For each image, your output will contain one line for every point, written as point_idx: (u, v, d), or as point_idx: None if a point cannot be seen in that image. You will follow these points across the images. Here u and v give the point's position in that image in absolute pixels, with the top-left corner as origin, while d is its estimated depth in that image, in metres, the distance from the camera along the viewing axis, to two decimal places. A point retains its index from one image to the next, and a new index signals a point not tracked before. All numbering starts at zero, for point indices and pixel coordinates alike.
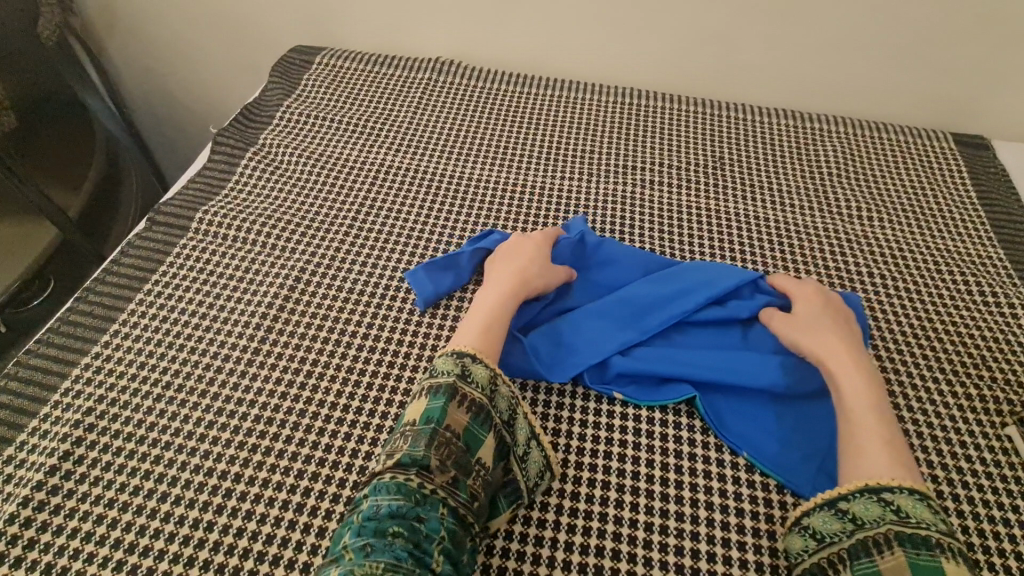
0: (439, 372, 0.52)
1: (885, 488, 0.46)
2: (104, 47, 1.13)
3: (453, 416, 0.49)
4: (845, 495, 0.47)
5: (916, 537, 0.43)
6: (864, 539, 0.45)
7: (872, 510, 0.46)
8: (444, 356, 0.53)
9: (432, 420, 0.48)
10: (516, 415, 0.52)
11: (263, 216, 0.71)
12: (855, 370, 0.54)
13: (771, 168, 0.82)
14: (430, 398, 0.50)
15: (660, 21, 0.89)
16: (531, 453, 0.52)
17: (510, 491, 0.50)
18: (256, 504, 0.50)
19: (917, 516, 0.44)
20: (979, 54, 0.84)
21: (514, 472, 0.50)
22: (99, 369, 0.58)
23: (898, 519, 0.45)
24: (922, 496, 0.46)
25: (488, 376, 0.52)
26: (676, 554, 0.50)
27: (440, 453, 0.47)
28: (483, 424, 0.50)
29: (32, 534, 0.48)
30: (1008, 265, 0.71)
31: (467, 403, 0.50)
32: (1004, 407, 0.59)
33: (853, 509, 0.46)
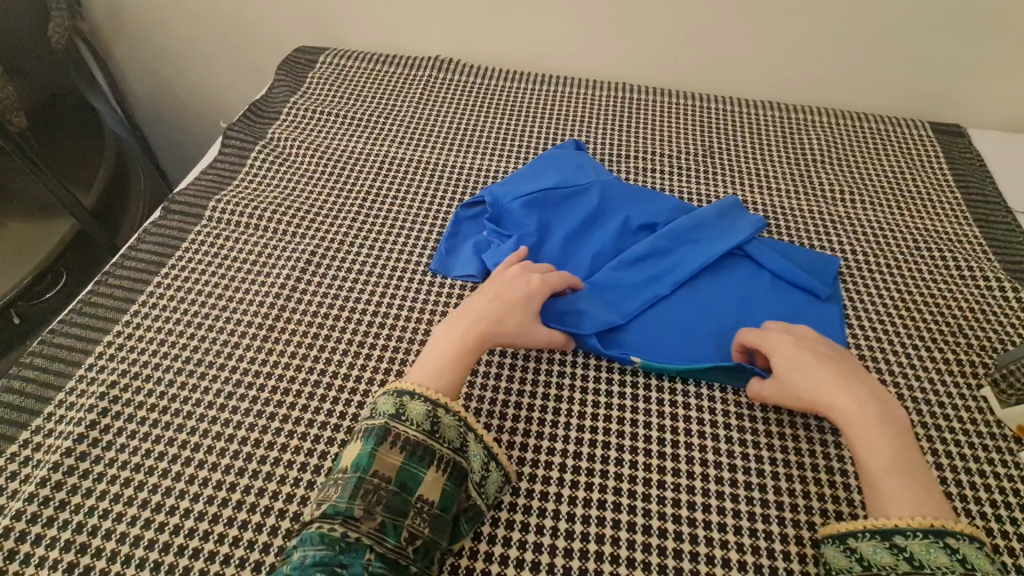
0: (379, 414, 0.51)
1: (950, 532, 0.45)
2: (110, 51, 1.16)
3: (382, 460, 0.49)
4: (904, 531, 0.46)
5: None
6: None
7: (936, 555, 0.44)
8: (385, 395, 0.53)
9: (359, 468, 0.49)
10: (466, 441, 0.52)
11: (273, 204, 0.75)
12: (862, 423, 0.51)
13: (758, 156, 0.86)
14: (362, 442, 0.50)
15: (651, 17, 0.93)
16: (488, 475, 0.52)
17: (470, 513, 0.50)
18: (276, 466, 0.53)
19: (980, 568, 0.44)
20: (952, 47, 0.89)
21: (472, 496, 0.51)
22: (121, 346, 0.61)
23: (965, 571, 0.43)
24: (982, 547, 0.45)
25: (425, 412, 0.51)
26: (673, 506, 0.53)
27: (366, 502, 0.47)
28: (420, 461, 0.50)
29: (62, 497, 0.51)
30: (983, 242, 0.75)
31: (400, 444, 0.50)
32: (980, 370, 0.63)
33: (912, 548, 0.45)
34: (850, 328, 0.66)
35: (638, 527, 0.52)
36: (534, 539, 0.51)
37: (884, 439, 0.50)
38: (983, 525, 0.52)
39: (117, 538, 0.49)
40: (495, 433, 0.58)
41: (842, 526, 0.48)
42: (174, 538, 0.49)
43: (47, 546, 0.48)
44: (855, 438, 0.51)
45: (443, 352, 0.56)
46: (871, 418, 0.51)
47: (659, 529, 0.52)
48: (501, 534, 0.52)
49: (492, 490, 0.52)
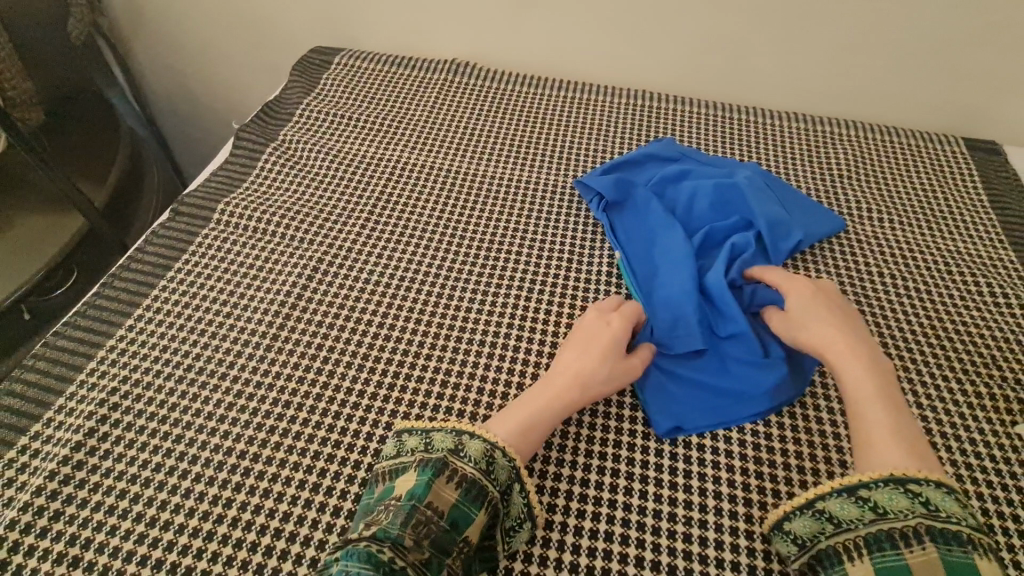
0: (435, 448, 0.51)
1: (912, 480, 0.47)
2: (127, 45, 1.16)
3: (440, 493, 0.48)
4: (866, 484, 0.48)
5: (948, 533, 0.43)
6: (888, 530, 0.45)
7: (899, 502, 0.46)
8: (443, 432, 0.52)
9: (414, 497, 0.47)
10: (512, 488, 0.51)
11: (282, 209, 0.73)
12: (856, 359, 0.55)
13: (782, 170, 0.83)
14: (419, 472, 0.49)
15: (675, 21, 0.90)
16: (521, 527, 0.50)
17: (488, 558, 0.49)
18: (274, 483, 0.52)
19: (946, 511, 0.44)
20: (990, 60, 0.85)
21: (496, 541, 0.49)
22: (122, 351, 0.60)
23: (927, 512, 0.45)
24: (949, 490, 0.46)
25: (484, 450, 0.51)
26: (684, 541, 0.52)
27: (417, 532, 0.45)
28: (473, 500, 0.48)
29: (58, 506, 0.50)
30: (1018, 267, 0.72)
31: (457, 479, 0.49)
32: (1014, 407, 0.59)
33: (874, 498, 0.47)
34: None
35: (647, 563, 0.50)
36: (538, 569, 0.50)
37: (870, 371, 0.54)
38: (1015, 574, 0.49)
39: (110, 552, 0.48)
40: None
41: (812, 490, 0.50)
42: (167, 555, 0.48)
43: (40, 558, 0.48)
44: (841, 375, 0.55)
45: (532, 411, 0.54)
46: (853, 364, 0.55)
47: (668, 565, 0.50)
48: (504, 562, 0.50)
49: (518, 542, 0.50)
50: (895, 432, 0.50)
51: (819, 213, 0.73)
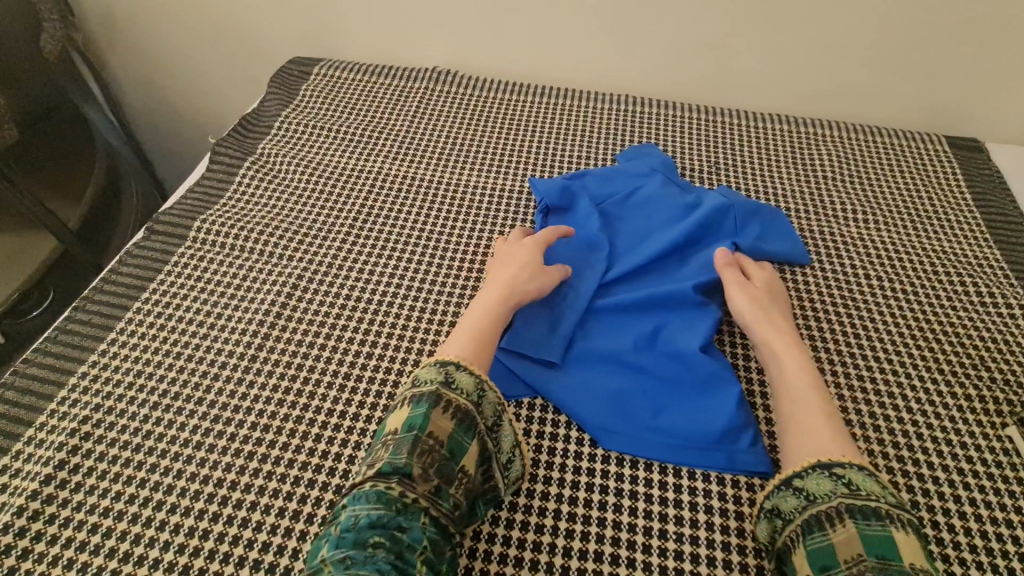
0: (422, 382, 0.51)
1: (837, 464, 0.49)
2: (103, 58, 1.14)
3: (436, 423, 0.49)
4: (799, 473, 0.50)
5: (867, 509, 0.46)
6: (817, 514, 0.47)
7: (824, 485, 0.48)
8: (429, 365, 0.53)
9: (413, 428, 0.48)
10: (501, 421, 0.52)
11: (260, 225, 0.72)
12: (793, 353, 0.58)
13: (766, 173, 0.83)
14: (413, 406, 0.50)
15: (656, 26, 0.89)
16: (513, 461, 0.52)
17: (489, 496, 0.51)
18: (253, 511, 0.50)
19: (866, 489, 0.47)
20: (969, 58, 0.85)
21: (496, 478, 0.51)
22: (94, 377, 0.58)
23: (849, 492, 0.47)
24: (870, 471, 0.48)
25: (474, 383, 0.52)
26: (676, 558, 0.50)
27: (422, 462, 0.47)
28: (467, 431, 0.50)
29: (27, 543, 0.48)
30: (1004, 266, 0.72)
31: (452, 409, 0.50)
32: (1003, 409, 0.59)
33: (806, 486, 0.49)
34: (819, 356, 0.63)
35: None
36: None
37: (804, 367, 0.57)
38: None
39: None
40: None
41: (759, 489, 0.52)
42: None
43: None
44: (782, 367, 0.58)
45: (475, 330, 0.57)
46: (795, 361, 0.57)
47: None
48: None
49: (517, 474, 0.53)
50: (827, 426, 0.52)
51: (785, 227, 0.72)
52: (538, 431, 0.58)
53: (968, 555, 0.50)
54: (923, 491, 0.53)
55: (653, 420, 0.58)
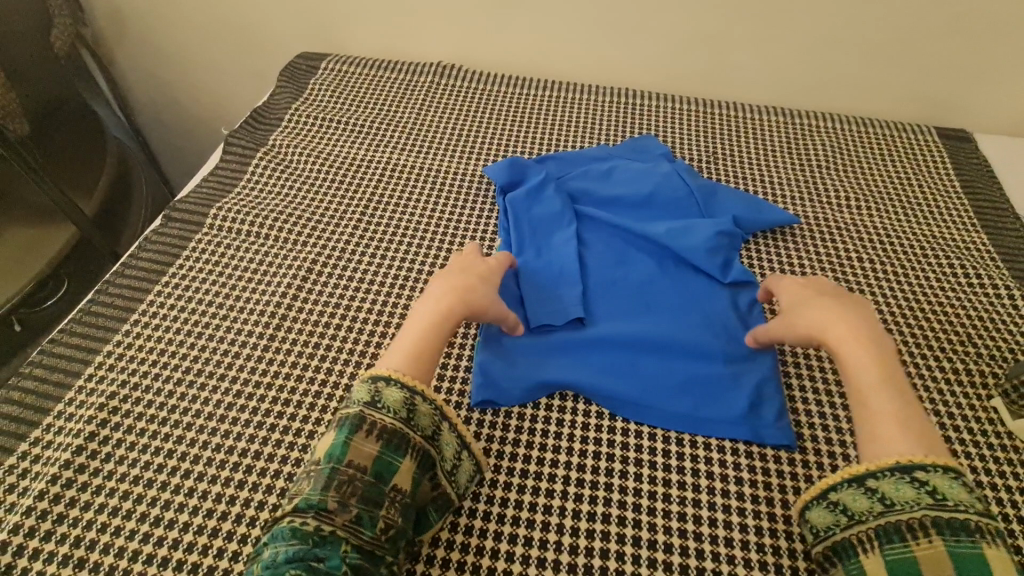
0: (354, 402, 0.52)
1: (920, 467, 0.47)
2: (112, 54, 1.16)
3: (357, 450, 0.49)
4: (875, 474, 0.48)
5: (954, 522, 0.45)
6: (896, 523, 0.46)
7: (907, 493, 0.47)
8: (362, 383, 0.53)
9: (333, 458, 0.48)
10: (439, 430, 0.52)
11: (274, 212, 0.74)
12: (860, 345, 0.55)
13: (762, 162, 0.85)
14: (336, 432, 0.50)
15: (655, 21, 0.92)
16: (460, 464, 0.52)
17: (438, 502, 0.50)
18: (276, 479, 0.53)
19: (955, 498, 0.46)
20: (958, 52, 0.88)
21: (442, 485, 0.51)
22: (120, 355, 0.60)
23: (935, 502, 0.46)
24: (956, 474, 0.47)
25: (402, 399, 0.51)
26: (679, 520, 0.53)
27: (340, 492, 0.47)
28: (396, 450, 0.49)
29: (60, 510, 0.50)
30: (991, 249, 0.74)
31: (376, 432, 0.50)
32: (990, 381, 0.62)
33: (884, 489, 0.47)
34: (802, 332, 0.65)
35: (644, 542, 0.51)
36: (539, 554, 0.51)
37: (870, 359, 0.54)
38: (995, 539, 0.51)
39: (115, 553, 0.48)
40: (499, 444, 0.57)
41: (822, 482, 0.50)
42: (173, 553, 0.49)
43: (45, 561, 0.48)
44: (845, 363, 0.55)
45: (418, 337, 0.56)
46: (857, 349, 0.55)
47: (665, 544, 0.51)
48: (504, 548, 0.51)
49: (467, 480, 0.52)
50: (898, 420, 0.50)
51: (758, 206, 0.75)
52: (547, 404, 0.60)
53: None
54: None
55: (652, 402, 0.60)
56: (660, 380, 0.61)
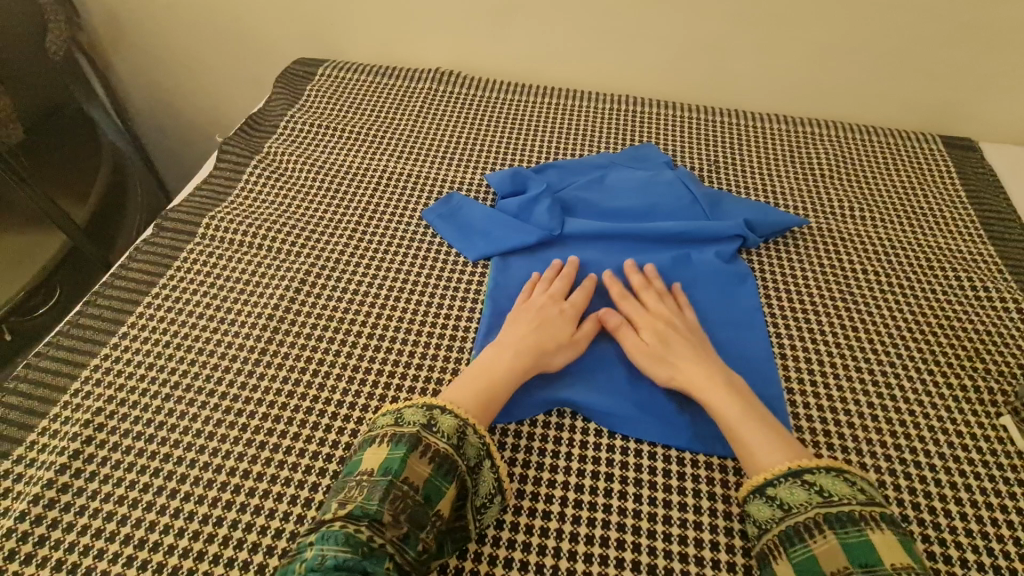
0: (405, 423, 0.51)
1: (806, 471, 0.49)
2: (107, 59, 1.15)
3: (412, 468, 0.48)
4: (771, 482, 0.50)
5: (843, 515, 0.46)
6: (795, 525, 0.47)
7: (797, 495, 0.48)
8: (412, 407, 0.53)
9: (389, 472, 0.48)
10: (482, 464, 0.51)
11: (269, 222, 0.73)
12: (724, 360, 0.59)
13: (764, 171, 0.84)
14: (391, 447, 0.50)
15: (656, 28, 0.91)
16: (489, 504, 0.51)
17: (458, 536, 0.49)
18: (265, 499, 0.51)
19: (837, 493, 0.47)
20: (962, 60, 0.87)
21: (468, 521, 0.49)
22: (107, 370, 0.59)
23: (823, 500, 0.47)
24: (836, 472, 0.49)
25: (455, 426, 0.52)
26: (679, 543, 0.51)
27: (394, 507, 0.46)
28: (445, 475, 0.49)
29: (42, 531, 0.49)
30: (998, 262, 0.73)
31: (430, 454, 0.49)
32: (998, 399, 0.60)
33: (779, 495, 0.49)
34: (804, 345, 0.64)
35: (643, 567, 0.50)
36: None
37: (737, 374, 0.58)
38: (1004, 564, 0.50)
39: None
40: None
41: (737, 496, 0.52)
42: None
43: None
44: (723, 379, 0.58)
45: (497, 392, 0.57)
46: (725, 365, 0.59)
47: (665, 568, 0.50)
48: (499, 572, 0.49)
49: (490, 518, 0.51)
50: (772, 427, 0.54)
51: (766, 212, 0.74)
52: (546, 421, 0.59)
53: (965, 539, 0.51)
54: (921, 478, 0.55)
55: (652, 417, 0.58)
56: (661, 396, 0.60)
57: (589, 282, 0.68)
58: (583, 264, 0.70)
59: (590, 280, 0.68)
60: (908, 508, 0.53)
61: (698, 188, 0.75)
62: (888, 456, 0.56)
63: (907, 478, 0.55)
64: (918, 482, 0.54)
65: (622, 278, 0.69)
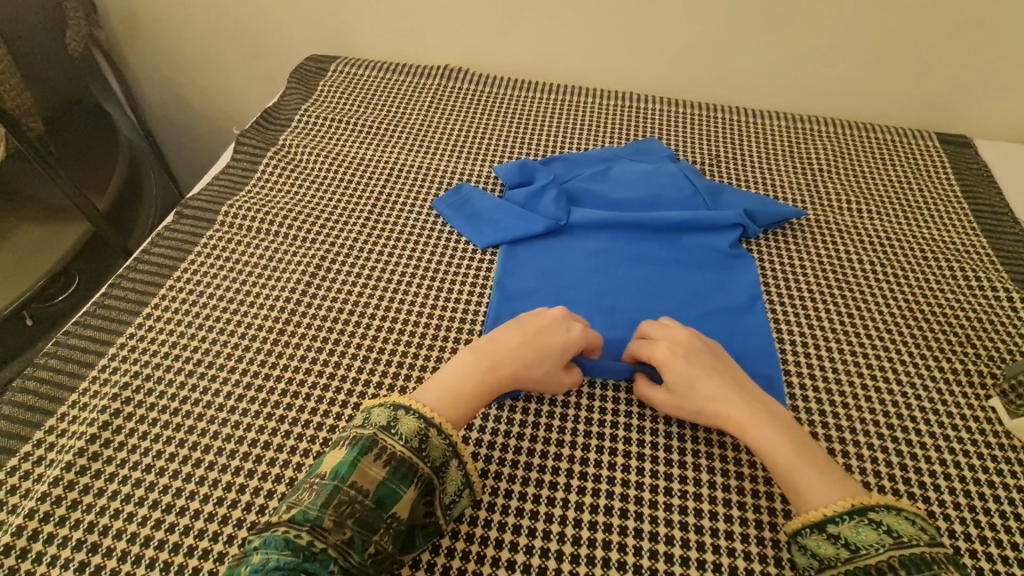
0: (369, 424, 0.47)
1: (871, 507, 0.45)
2: (124, 56, 1.18)
3: (364, 473, 0.45)
4: (833, 518, 0.46)
5: (916, 558, 0.42)
6: (864, 567, 0.43)
7: (867, 534, 0.44)
8: (381, 407, 0.49)
9: (338, 476, 0.45)
10: (448, 464, 0.48)
11: (284, 210, 0.76)
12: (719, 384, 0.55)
13: (763, 164, 0.86)
14: (348, 449, 0.46)
15: (659, 27, 0.94)
16: (459, 499, 0.49)
17: (429, 529, 0.48)
18: (285, 468, 0.54)
19: (906, 534, 0.44)
20: (957, 58, 0.89)
21: (436, 515, 0.48)
22: (133, 347, 0.62)
23: (893, 542, 0.44)
24: (900, 510, 0.45)
25: (417, 427, 0.47)
26: (680, 513, 0.52)
27: (338, 512, 0.43)
28: (403, 478, 0.45)
29: (74, 496, 0.51)
30: (990, 252, 0.75)
31: (387, 458, 0.46)
32: (988, 381, 0.62)
33: (844, 533, 0.45)
34: (802, 329, 0.66)
35: (646, 534, 0.51)
36: (541, 545, 0.50)
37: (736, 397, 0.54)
38: (992, 535, 0.52)
39: (127, 538, 0.49)
40: (500, 438, 0.57)
41: (787, 527, 0.48)
42: (183, 539, 0.49)
43: (59, 545, 0.49)
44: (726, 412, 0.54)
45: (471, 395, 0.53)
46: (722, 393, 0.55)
47: (666, 535, 0.51)
48: (506, 539, 0.51)
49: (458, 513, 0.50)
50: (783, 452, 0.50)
51: (765, 203, 0.76)
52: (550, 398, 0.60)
53: (955, 512, 0.53)
54: (911, 455, 0.57)
55: None
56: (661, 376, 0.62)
57: (592, 268, 0.70)
58: (586, 252, 0.72)
59: (593, 266, 0.71)
60: (900, 482, 0.55)
61: (698, 180, 0.78)
62: (881, 434, 0.58)
63: (899, 455, 0.57)
64: (909, 458, 0.56)
65: (623, 265, 0.71)
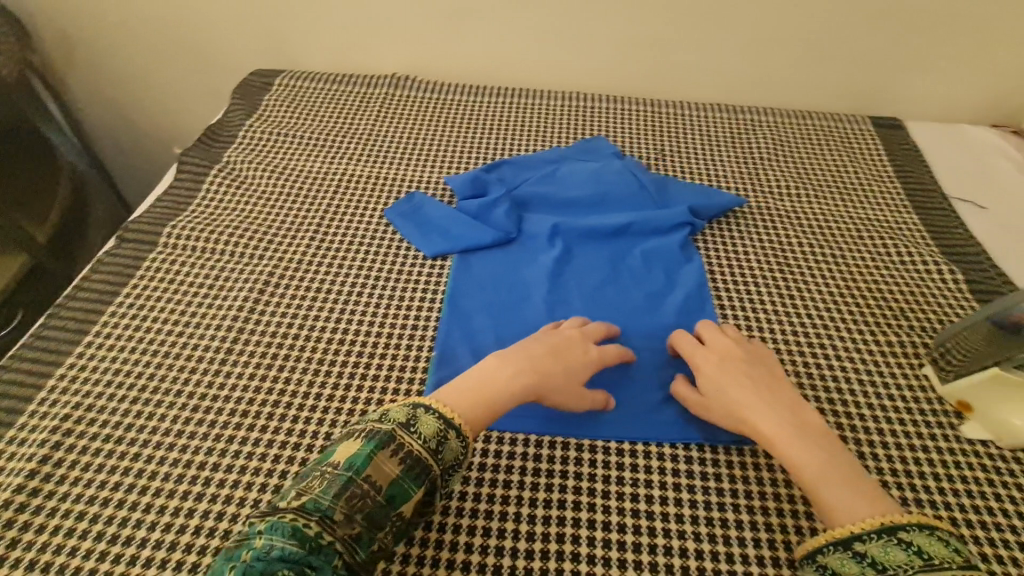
0: (387, 419, 0.48)
1: (901, 527, 0.45)
2: (59, 78, 1.15)
3: (378, 467, 0.45)
4: (861, 536, 0.45)
5: None
6: None
7: (894, 555, 0.44)
8: (400, 404, 0.50)
9: (353, 468, 0.45)
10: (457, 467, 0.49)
11: (230, 228, 0.75)
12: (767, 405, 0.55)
13: (707, 155, 0.89)
14: (363, 442, 0.47)
15: (600, 27, 0.96)
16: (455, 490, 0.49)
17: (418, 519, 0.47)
18: (236, 488, 0.53)
19: (936, 555, 0.43)
20: (882, 45, 0.94)
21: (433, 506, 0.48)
22: (74, 377, 0.60)
23: (923, 563, 0.43)
24: (931, 530, 0.45)
25: (436, 429, 0.48)
26: (631, 500, 0.53)
27: (350, 505, 0.44)
28: (416, 478, 0.46)
29: (15, 534, 0.50)
30: (920, 228, 0.79)
31: (402, 454, 0.46)
32: (920, 351, 0.65)
33: (872, 552, 0.44)
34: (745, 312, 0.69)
35: (598, 524, 0.52)
36: (496, 542, 0.51)
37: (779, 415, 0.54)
38: (927, 497, 0.54)
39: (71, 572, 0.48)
40: None
41: (806, 545, 0.47)
42: (131, 568, 0.48)
43: None
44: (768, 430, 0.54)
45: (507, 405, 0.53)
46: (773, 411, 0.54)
47: (618, 524, 0.52)
48: (463, 540, 0.51)
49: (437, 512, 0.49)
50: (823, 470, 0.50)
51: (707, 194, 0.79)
52: None
53: (892, 478, 0.55)
54: (851, 426, 0.59)
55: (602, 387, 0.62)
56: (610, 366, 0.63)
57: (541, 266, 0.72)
58: (536, 250, 0.74)
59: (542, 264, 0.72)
60: None
61: (643, 175, 0.80)
62: (823, 409, 0.60)
63: (840, 428, 0.59)
64: (849, 430, 0.59)
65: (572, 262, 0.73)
